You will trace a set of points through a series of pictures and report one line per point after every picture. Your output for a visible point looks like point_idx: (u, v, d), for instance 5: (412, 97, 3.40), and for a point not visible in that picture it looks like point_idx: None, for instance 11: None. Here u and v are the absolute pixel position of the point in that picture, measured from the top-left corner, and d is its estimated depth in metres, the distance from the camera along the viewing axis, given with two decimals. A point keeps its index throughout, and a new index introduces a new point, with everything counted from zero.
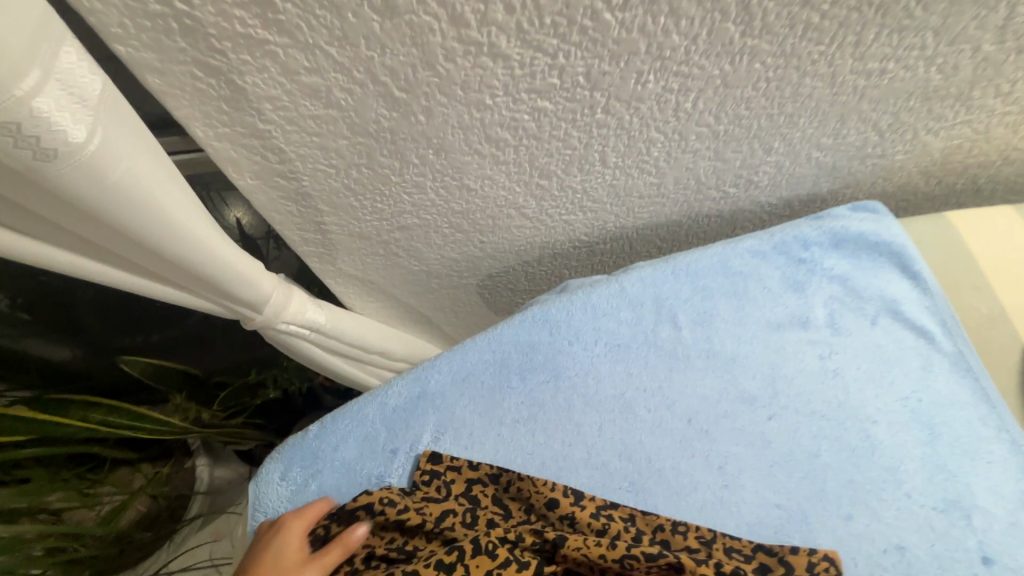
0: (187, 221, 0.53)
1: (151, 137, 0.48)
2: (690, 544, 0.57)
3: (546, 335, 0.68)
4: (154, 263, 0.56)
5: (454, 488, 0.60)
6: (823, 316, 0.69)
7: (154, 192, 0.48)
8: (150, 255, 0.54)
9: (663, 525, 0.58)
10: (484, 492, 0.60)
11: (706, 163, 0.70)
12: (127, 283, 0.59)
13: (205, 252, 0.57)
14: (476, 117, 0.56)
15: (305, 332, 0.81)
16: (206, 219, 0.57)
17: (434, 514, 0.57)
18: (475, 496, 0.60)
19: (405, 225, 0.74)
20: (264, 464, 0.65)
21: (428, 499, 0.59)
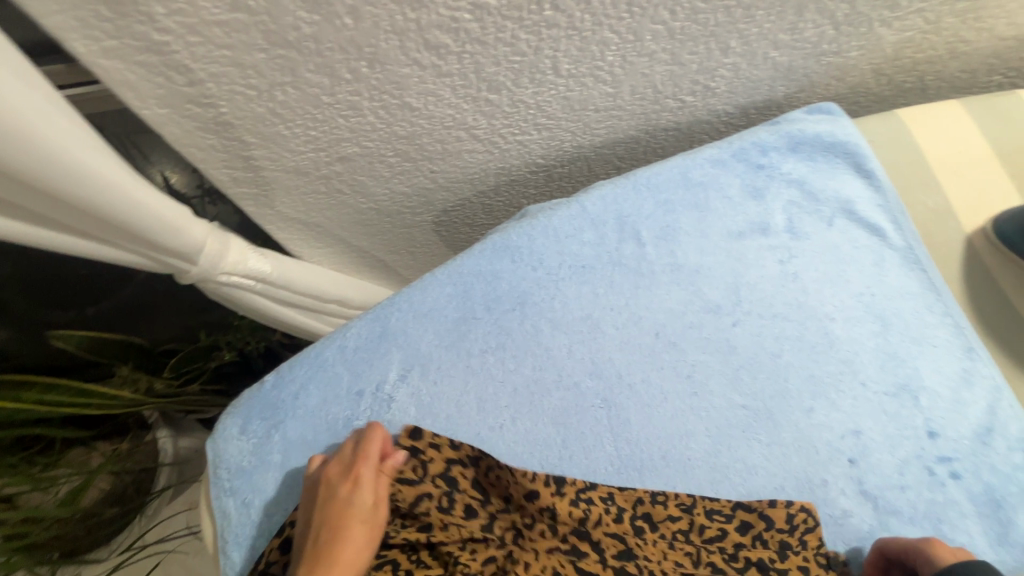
0: (88, 160, 0.46)
1: (20, 58, 0.41)
2: (673, 514, 0.58)
3: (508, 263, 0.66)
4: (62, 214, 0.50)
5: (432, 468, 0.55)
6: (782, 222, 0.70)
7: (37, 125, 0.41)
8: (55, 203, 0.47)
9: (643, 497, 0.58)
10: (463, 475, 0.56)
11: (663, 68, 0.66)
12: (27, 234, 0.52)
13: (120, 198, 0.50)
14: (411, 19, 0.50)
15: (250, 283, 0.75)
16: (113, 158, 0.50)
17: (407, 499, 0.53)
18: (454, 478, 0.56)
19: (345, 155, 0.68)
20: (218, 422, 0.61)
21: (403, 481, 0.54)
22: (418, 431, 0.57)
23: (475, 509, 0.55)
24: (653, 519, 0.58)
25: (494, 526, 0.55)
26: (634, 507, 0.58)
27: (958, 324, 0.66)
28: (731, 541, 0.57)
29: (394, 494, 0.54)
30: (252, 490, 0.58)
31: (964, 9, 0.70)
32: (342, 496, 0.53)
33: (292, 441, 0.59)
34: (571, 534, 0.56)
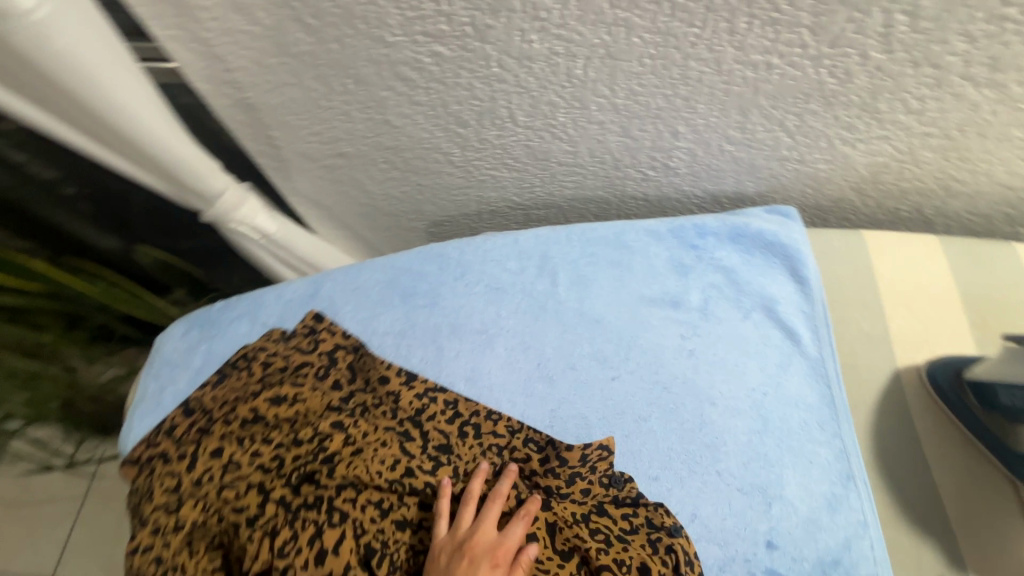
0: (150, 120, 0.68)
1: (125, 50, 0.63)
2: (497, 430, 0.65)
3: (435, 268, 0.76)
4: (128, 151, 0.72)
5: (322, 346, 0.70)
6: (697, 301, 0.72)
7: (122, 94, 0.63)
8: (125, 143, 0.70)
9: (479, 411, 0.67)
10: (344, 357, 0.70)
11: (615, 138, 0.74)
12: (106, 156, 0.76)
13: (166, 148, 0.72)
14: (383, 53, 0.64)
15: (255, 236, 0.92)
16: (171, 122, 0.72)
17: (296, 363, 0.68)
18: (336, 357, 0.69)
19: (344, 152, 0.83)
20: (174, 322, 0.75)
21: (297, 348, 0.69)
22: (321, 317, 0.72)
23: (340, 384, 0.68)
24: (481, 429, 0.66)
25: (349, 400, 0.67)
26: (468, 416, 0.66)
27: (846, 449, 0.63)
28: (533, 465, 0.64)
29: (289, 356, 0.69)
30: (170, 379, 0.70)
31: (941, 146, 0.69)
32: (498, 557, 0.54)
33: (212, 355, 0.71)
34: (408, 421, 0.65)
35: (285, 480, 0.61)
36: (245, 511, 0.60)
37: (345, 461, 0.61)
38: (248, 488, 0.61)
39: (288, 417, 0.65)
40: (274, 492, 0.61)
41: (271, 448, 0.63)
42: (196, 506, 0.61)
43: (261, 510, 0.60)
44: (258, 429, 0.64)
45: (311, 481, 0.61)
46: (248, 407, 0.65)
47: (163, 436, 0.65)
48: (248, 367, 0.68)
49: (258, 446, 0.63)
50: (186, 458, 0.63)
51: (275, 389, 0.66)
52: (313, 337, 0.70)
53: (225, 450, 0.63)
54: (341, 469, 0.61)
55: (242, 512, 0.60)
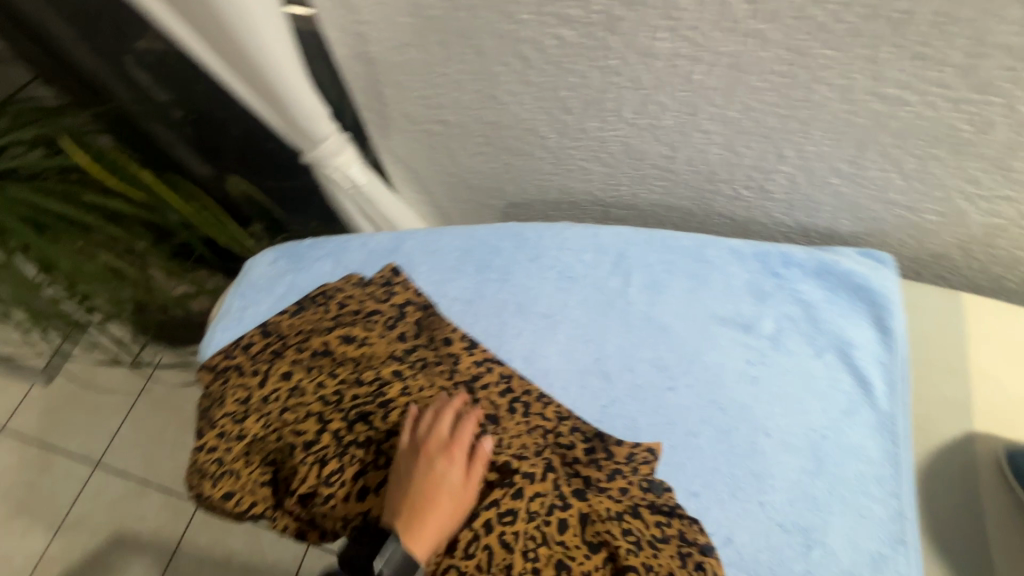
0: (281, 53, 0.72)
1: None
2: (545, 412, 0.67)
3: (512, 246, 0.77)
4: (255, 81, 0.77)
5: (395, 298, 0.74)
6: (769, 329, 0.71)
7: (264, 24, 0.68)
8: (254, 72, 0.75)
9: (531, 391, 0.68)
10: (411, 313, 0.73)
11: (717, 150, 0.73)
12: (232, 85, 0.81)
13: (288, 83, 0.76)
14: (510, 29, 0.65)
15: (345, 185, 0.97)
16: (298, 60, 0.76)
17: (368, 310, 0.72)
18: (405, 311, 0.73)
19: (445, 119, 0.86)
20: (263, 249, 0.79)
21: (372, 296, 0.73)
22: (398, 271, 0.76)
23: (406, 336, 0.71)
24: (529, 408, 0.67)
25: (412, 353, 0.70)
26: (519, 393, 0.68)
27: (903, 511, 0.60)
28: (575, 454, 0.66)
29: (363, 301, 0.73)
30: (256, 300, 0.74)
31: None
32: (454, 454, 0.62)
33: (295, 286, 0.75)
34: (462, 385, 0.68)
35: (343, 415, 0.65)
36: (302, 436, 0.64)
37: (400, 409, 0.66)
38: (307, 415, 0.65)
39: (354, 357, 0.69)
40: (333, 423, 0.65)
41: (334, 382, 0.67)
42: (261, 419, 0.66)
43: (317, 438, 0.64)
44: (325, 362, 0.68)
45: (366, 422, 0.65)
46: (322, 339, 0.69)
47: (241, 350, 0.70)
48: (326, 304, 0.72)
49: (324, 378, 0.67)
50: (260, 375, 0.68)
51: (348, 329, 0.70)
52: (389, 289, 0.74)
53: (294, 375, 0.67)
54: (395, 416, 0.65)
55: (301, 436, 0.64)
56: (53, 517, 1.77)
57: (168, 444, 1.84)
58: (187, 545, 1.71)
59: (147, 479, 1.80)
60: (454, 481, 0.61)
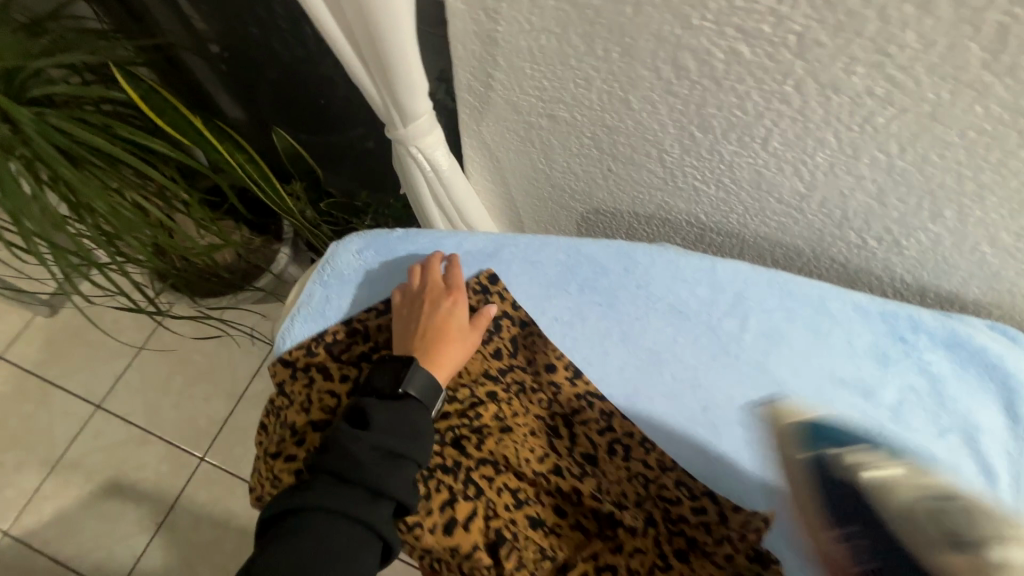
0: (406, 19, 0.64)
1: None
2: (648, 459, 0.65)
3: (620, 268, 0.71)
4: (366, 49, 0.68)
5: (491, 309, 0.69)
6: (891, 400, 0.66)
7: None
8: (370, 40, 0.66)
9: (634, 434, 0.66)
10: (508, 327, 0.69)
11: (862, 198, 0.67)
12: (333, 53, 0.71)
13: (404, 54, 0.67)
14: (675, 34, 0.57)
15: (425, 167, 0.90)
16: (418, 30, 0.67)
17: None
18: (501, 325, 0.69)
19: (555, 115, 0.78)
20: (349, 234, 0.73)
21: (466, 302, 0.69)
22: (496, 279, 0.70)
23: (502, 353, 0.68)
24: (630, 451, 0.65)
25: (508, 374, 0.67)
26: (621, 435, 0.65)
27: None
28: (681, 509, 0.63)
29: None
30: (340, 295, 0.69)
31: None
32: (455, 297, 0.66)
33: (387, 283, 0.70)
34: (559, 417, 0.67)
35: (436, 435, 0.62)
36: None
37: (496, 436, 0.62)
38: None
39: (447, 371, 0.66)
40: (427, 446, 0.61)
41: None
42: None
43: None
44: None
45: (460, 448, 0.61)
46: None
47: (324, 349, 0.66)
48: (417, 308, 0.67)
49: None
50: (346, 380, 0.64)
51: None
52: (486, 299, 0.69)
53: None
54: (490, 442, 0.62)
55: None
56: (49, 454, 1.72)
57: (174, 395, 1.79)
58: (185, 500, 1.67)
59: (149, 428, 1.75)
60: (463, 323, 0.65)
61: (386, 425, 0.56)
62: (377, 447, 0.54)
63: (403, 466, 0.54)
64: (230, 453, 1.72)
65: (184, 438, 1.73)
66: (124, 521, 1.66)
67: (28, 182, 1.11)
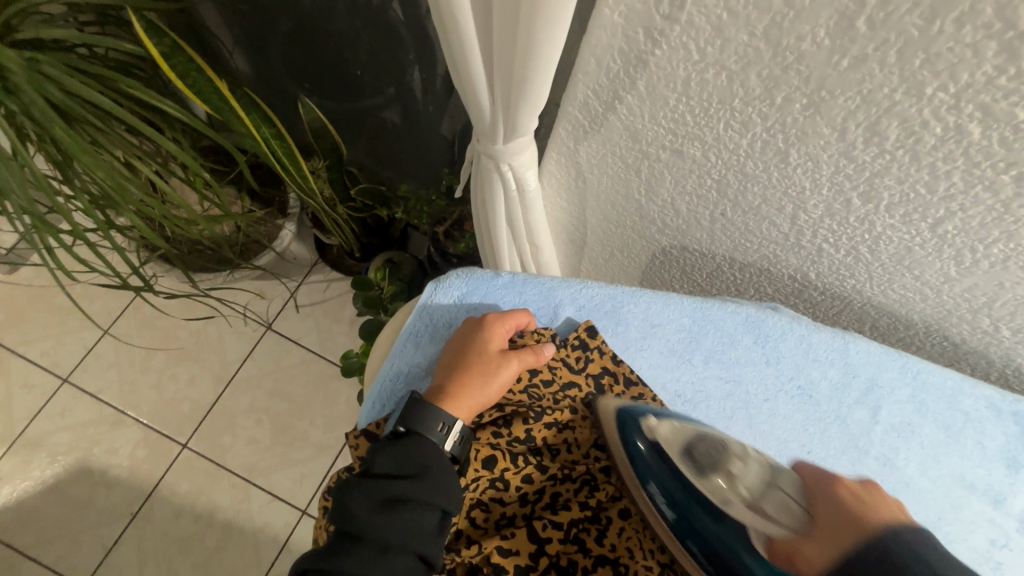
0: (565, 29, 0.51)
1: None
2: None
3: (749, 341, 0.64)
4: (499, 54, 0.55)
5: (590, 366, 0.61)
6: (1020, 509, 0.63)
7: None
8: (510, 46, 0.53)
9: None
10: (612, 388, 0.62)
11: (1022, 292, 0.61)
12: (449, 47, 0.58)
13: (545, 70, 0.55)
14: (891, 99, 0.48)
15: (510, 186, 0.78)
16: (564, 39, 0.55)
17: (563, 379, 0.60)
18: (604, 386, 0.61)
19: (682, 151, 0.68)
20: (446, 273, 0.63)
21: (565, 363, 0.60)
22: (593, 330, 0.62)
23: None
24: None
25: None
26: None
27: None
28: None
29: (556, 369, 0.60)
30: (434, 353, 0.61)
31: None
32: (493, 335, 0.57)
33: None
34: None
35: (559, 532, 0.56)
36: (513, 558, 0.54)
37: (616, 527, 0.57)
38: (508, 517, 0.57)
39: (555, 443, 0.59)
40: (548, 546, 0.56)
41: (542, 478, 0.58)
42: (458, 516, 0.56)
43: (531, 564, 0.55)
44: (527, 451, 0.57)
45: (578, 545, 0.56)
46: (523, 427, 0.57)
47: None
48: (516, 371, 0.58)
49: (531, 471, 0.57)
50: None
51: (554, 410, 0.58)
52: (593, 360, 0.61)
53: (496, 462, 0.56)
54: (610, 535, 0.57)
55: (509, 558, 0.54)
56: (6, 430, 1.54)
57: (155, 373, 1.63)
58: (164, 490, 1.54)
59: (125, 408, 1.59)
60: (499, 356, 0.56)
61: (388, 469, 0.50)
62: (380, 494, 0.48)
63: (416, 503, 0.48)
64: (216, 442, 1.58)
65: (164, 422, 1.59)
66: (94, 509, 1.52)
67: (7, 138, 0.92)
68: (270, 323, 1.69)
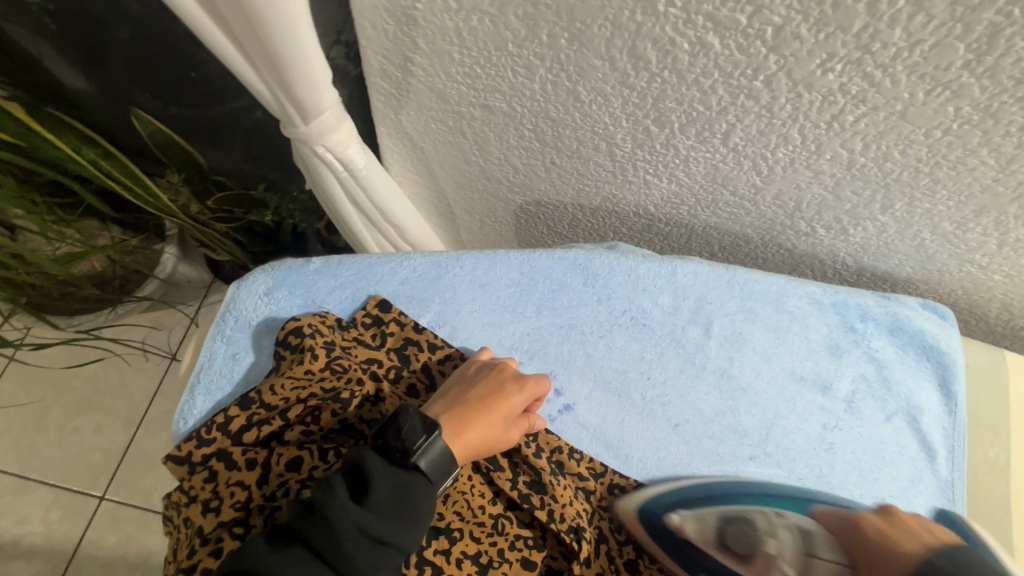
0: None
1: None
2: (582, 473, 0.63)
3: (578, 283, 0.66)
4: (245, 31, 0.53)
5: (389, 341, 0.61)
6: (845, 392, 0.67)
7: None
8: (248, 23, 0.51)
9: (562, 449, 0.63)
10: (417, 356, 0.61)
11: (818, 191, 0.64)
12: (204, 29, 0.55)
13: (294, 41, 0.53)
14: (636, 21, 0.49)
15: (338, 168, 0.75)
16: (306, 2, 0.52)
17: (360, 357, 0.60)
18: (407, 356, 0.61)
19: (490, 105, 0.67)
20: (253, 272, 0.63)
21: (360, 341, 0.60)
22: (386, 305, 0.62)
23: (416, 390, 0.61)
24: (565, 469, 0.62)
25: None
26: (549, 452, 0.62)
27: None
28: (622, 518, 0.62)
29: (350, 349, 0.60)
30: (237, 357, 0.59)
31: None
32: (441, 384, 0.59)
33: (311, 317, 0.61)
34: None
35: None
36: None
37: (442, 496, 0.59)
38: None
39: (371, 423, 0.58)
40: None
41: None
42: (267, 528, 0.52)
43: None
44: (344, 440, 0.57)
45: None
46: (335, 416, 0.56)
47: (218, 431, 0.55)
48: (308, 349, 0.56)
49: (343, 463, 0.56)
50: (255, 465, 0.54)
51: (358, 386, 0.57)
52: (395, 334, 0.62)
53: (302, 462, 0.54)
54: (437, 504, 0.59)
55: None
56: None
57: (55, 430, 1.52)
58: (88, 547, 1.45)
59: (28, 472, 1.48)
60: (509, 405, 0.58)
61: (390, 513, 0.49)
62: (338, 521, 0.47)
63: (386, 561, 0.47)
64: (136, 487, 1.50)
65: (73, 479, 1.49)
66: None
67: None
68: (174, 354, 1.60)
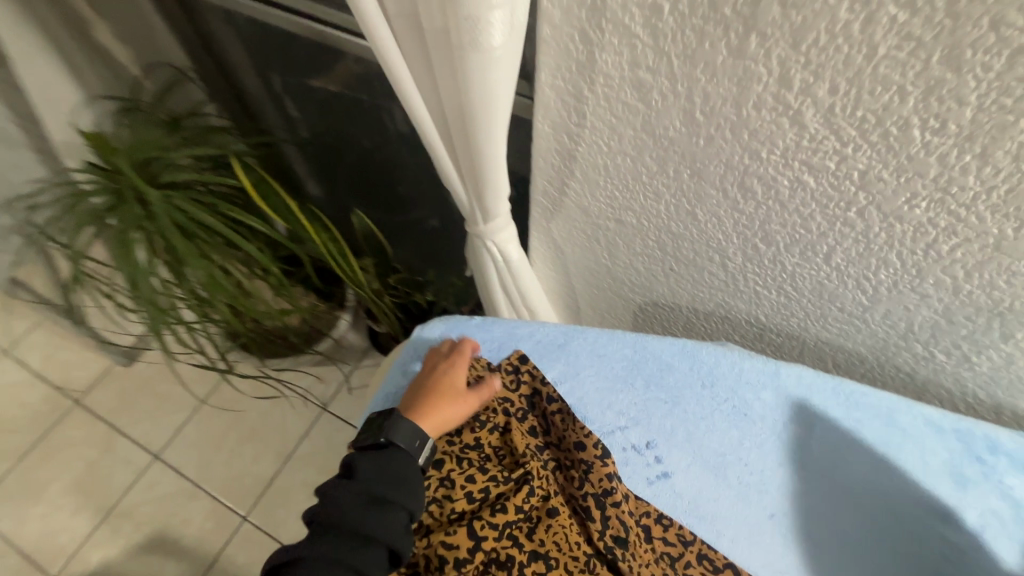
0: (501, 140, 0.74)
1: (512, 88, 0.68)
2: (672, 538, 0.68)
3: (685, 367, 0.75)
4: (466, 162, 0.78)
5: (522, 387, 0.73)
6: (973, 524, 0.64)
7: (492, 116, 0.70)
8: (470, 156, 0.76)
9: (651, 514, 0.69)
10: (541, 405, 0.73)
11: (928, 313, 0.69)
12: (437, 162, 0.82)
13: (496, 166, 0.77)
14: (744, 163, 0.64)
15: (497, 258, 0.97)
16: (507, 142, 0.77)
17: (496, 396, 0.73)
18: (534, 403, 0.73)
19: (623, 220, 0.85)
20: (430, 318, 0.81)
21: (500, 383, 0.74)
22: (525, 358, 0.75)
23: (535, 431, 0.71)
24: (652, 532, 0.68)
25: (543, 450, 0.70)
26: (641, 516, 0.69)
27: None
28: None
29: None
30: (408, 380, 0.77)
31: None
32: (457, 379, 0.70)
33: None
34: (592, 496, 0.66)
35: (495, 531, 0.63)
36: (453, 551, 0.62)
37: (544, 524, 0.65)
38: (457, 514, 0.65)
39: (498, 449, 0.69)
40: (487, 543, 0.62)
41: (484, 478, 0.65)
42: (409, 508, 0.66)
43: (469, 557, 0.62)
44: (475, 458, 0.68)
45: (513, 541, 0.63)
46: (472, 435, 0.69)
47: None
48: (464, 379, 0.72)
49: (473, 471, 0.66)
50: None
51: (491, 414, 0.70)
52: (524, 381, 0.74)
53: (443, 464, 0.67)
54: (540, 530, 0.65)
55: (451, 550, 0.62)
56: (102, 502, 1.77)
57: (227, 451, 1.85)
58: (224, 561, 1.68)
59: (199, 482, 1.80)
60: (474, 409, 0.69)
61: (377, 476, 0.61)
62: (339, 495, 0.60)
63: (390, 513, 0.58)
64: (272, 515, 1.74)
65: (228, 495, 1.77)
66: None
67: (143, 252, 1.24)
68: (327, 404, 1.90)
